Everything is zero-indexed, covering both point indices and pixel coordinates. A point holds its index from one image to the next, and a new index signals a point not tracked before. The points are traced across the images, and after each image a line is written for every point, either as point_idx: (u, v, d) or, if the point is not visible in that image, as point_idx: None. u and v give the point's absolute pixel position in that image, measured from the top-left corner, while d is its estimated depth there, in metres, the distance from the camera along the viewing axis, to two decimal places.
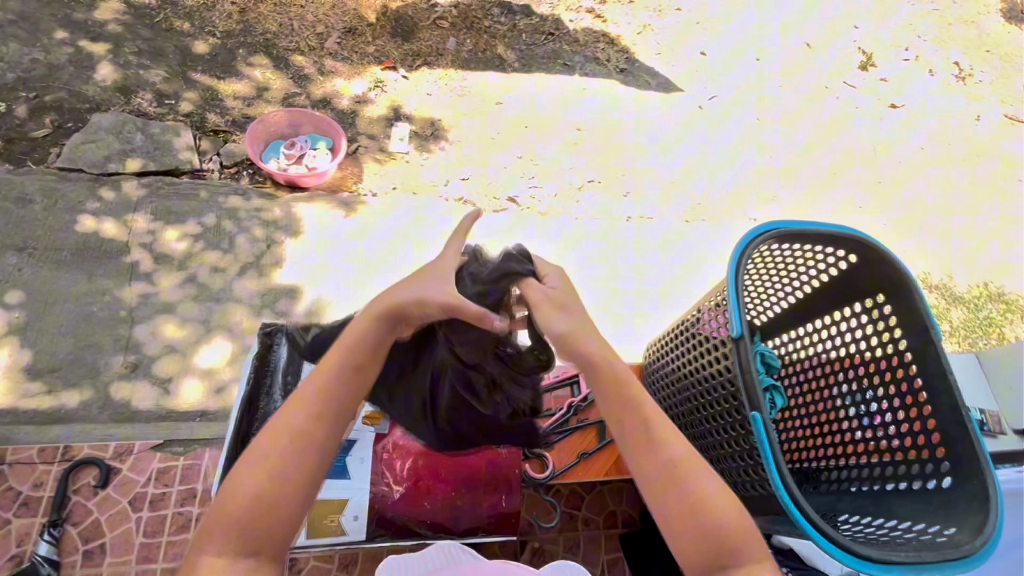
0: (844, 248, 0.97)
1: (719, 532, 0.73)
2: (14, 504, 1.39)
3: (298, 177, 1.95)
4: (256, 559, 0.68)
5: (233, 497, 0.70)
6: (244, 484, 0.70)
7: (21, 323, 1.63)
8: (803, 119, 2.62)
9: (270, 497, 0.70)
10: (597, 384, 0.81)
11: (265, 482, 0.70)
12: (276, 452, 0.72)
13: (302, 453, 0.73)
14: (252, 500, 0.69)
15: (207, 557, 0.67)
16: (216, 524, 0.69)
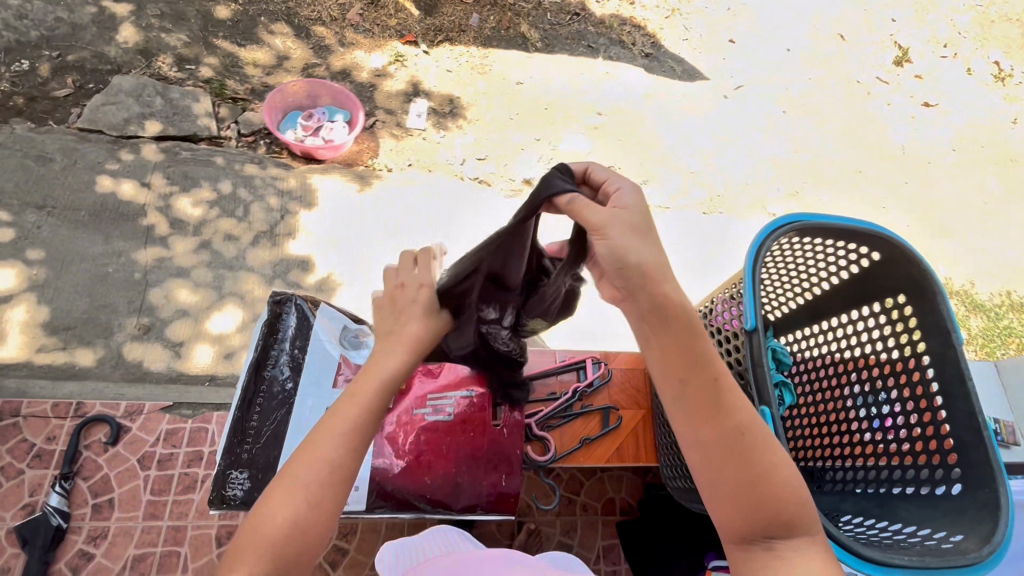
0: (866, 244, 0.95)
1: (779, 512, 0.70)
2: (28, 456, 1.42)
3: (314, 149, 1.94)
4: None
5: (264, 523, 0.68)
6: (282, 507, 0.69)
7: (39, 280, 1.65)
8: (831, 114, 2.55)
9: (308, 521, 0.70)
10: (671, 333, 0.71)
11: (306, 505, 0.70)
12: (309, 478, 0.70)
13: (339, 476, 0.72)
14: (290, 524, 0.68)
15: None
16: (246, 547, 0.68)
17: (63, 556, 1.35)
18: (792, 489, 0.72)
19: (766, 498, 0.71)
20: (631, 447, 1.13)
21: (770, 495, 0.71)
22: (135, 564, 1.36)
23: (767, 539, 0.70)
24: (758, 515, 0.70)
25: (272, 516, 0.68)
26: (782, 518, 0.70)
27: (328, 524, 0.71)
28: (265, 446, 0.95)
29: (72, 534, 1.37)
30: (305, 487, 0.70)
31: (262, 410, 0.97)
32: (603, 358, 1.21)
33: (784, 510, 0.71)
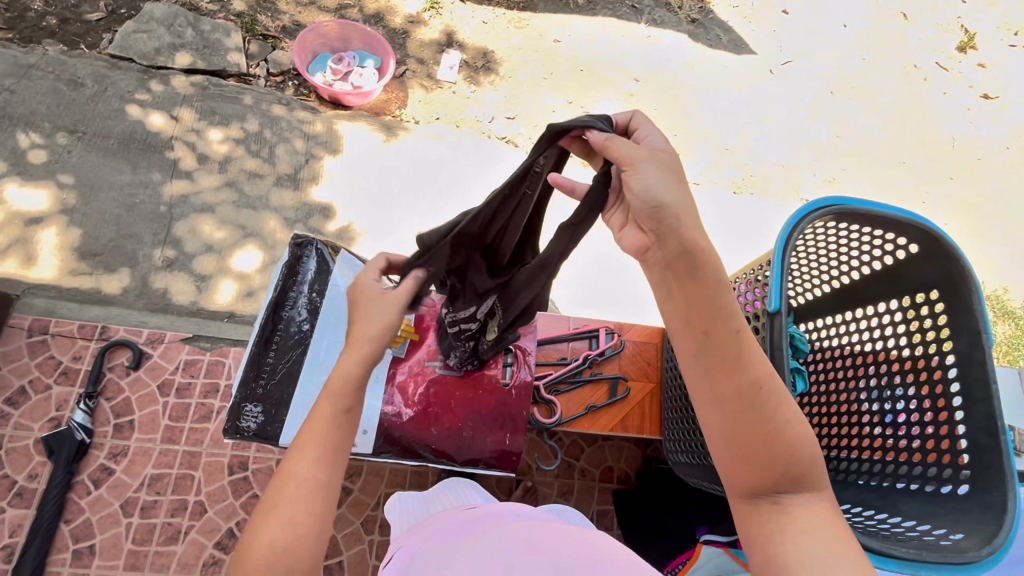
0: (903, 234, 0.92)
1: (788, 470, 0.69)
2: (55, 372, 1.49)
3: (343, 94, 1.90)
4: None
5: (245, 552, 0.65)
6: (261, 532, 0.66)
7: (68, 204, 1.68)
8: (881, 98, 2.42)
9: (289, 540, 0.66)
10: (697, 279, 0.73)
11: (284, 524, 0.66)
12: (283, 496, 0.68)
13: (316, 490, 0.70)
14: (271, 547, 0.65)
15: None
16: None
17: (85, 469, 1.42)
18: (803, 450, 0.71)
19: (774, 452, 0.70)
20: (636, 418, 1.14)
21: (778, 450, 0.70)
22: (152, 482, 1.44)
23: (768, 499, 0.69)
24: (764, 468, 0.70)
25: (251, 544, 0.65)
26: (788, 475, 0.69)
27: (313, 545, 0.67)
28: (280, 382, 0.98)
29: (94, 450, 1.44)
30: (281, 506, 0.68)
31: (278, 348, 1.00)
32: (618, 329, 1.20)
33: (792, 469, 0.69)
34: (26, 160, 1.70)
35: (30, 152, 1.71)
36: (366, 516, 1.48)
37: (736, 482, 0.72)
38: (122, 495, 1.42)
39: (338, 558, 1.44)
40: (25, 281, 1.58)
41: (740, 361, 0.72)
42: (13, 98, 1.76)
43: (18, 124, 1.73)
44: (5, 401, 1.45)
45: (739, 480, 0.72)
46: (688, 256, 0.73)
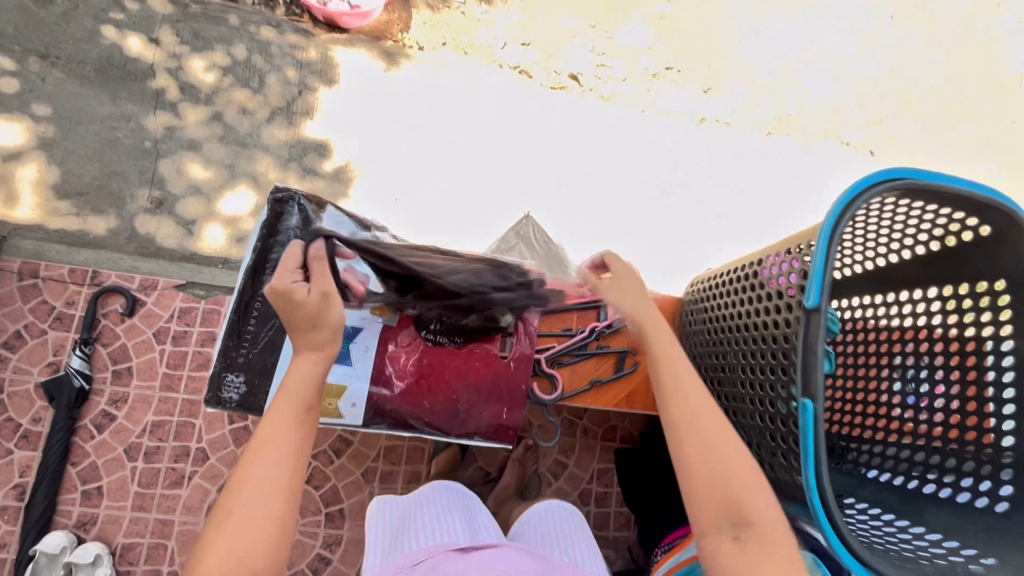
0: (976, 215, 0.78)
1: (734, 498, 0.74)
2: (49, 317, 1.46)
3: (338, 15, 1.70)
4: None
5: (211, 554, 0.66)
6: (222, 540, 0.67)
7: (48, 138, 1.58)
8: (950, 26, 2.11)
9: (244, 550, 0.67)
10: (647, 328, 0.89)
11: (250, 531, 0.68)
12: (247, 498, 0.69)
13: (273, 494, 0.70)
14: (225, 558, 0.66)
15: None
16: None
17: (88, 414, 1.43)
18: (753, 482, 0.75)
19: (727, 485, 0.75)
20: (643, 394, 1.07)
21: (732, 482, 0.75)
22: (154, 428, 1.44)
23: (731, 530, 0.73)
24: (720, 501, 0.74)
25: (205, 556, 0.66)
26: (744, 507, 0.73)
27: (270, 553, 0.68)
28: (262, 352, 0.92)
29: (95, 396, 1.44)
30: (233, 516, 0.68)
31: (259, 315, 0.92)
32: None
33: (745, 499, 0.74)
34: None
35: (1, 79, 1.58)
36: (366, 467, 1.49)
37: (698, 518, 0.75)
38: (125, 441, 1.43)
39: (339, 505, 1.46)
40: (11, 221, 1.52)
41: (681, 404, 0.81)
42: None
43: None
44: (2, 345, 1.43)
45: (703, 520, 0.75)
46: (637, 316, 0.92)
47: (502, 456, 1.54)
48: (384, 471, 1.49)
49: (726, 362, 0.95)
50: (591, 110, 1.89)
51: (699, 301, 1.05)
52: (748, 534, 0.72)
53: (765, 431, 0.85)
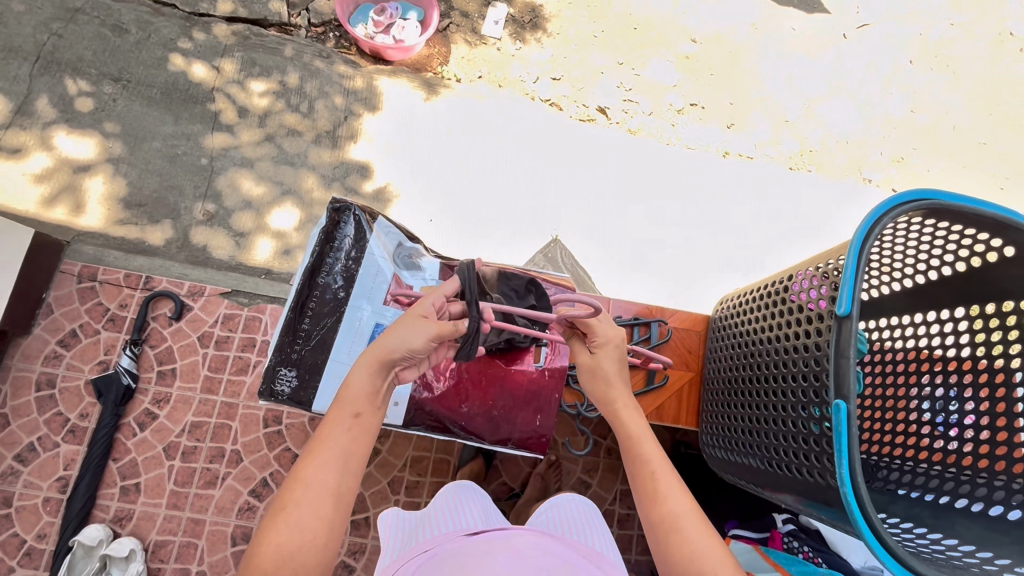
0: (993, 233, 0.80)
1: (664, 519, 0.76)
2: (103, 318, 1.54)
3: (384, 48, 1.82)
4: (315, 528, 0.74)
5: (303, 477, 0.76)
6: (314, 466, 0.77)
7: (115, 153, 1.70)
8: (968, 71, 2.19)
9: (297, 546, 0.72)
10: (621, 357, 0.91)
11: (334, 465, 0.78)
12: (332, 436, 0.80)
13: (325, 498, 0.75)
14: (279, 549, 0.71)
15: (286, 529, 0.72)
16: (292, 502, 0.74)
17: (132, 412, 1.49)
18: (688, 506, 0.76)
19: (649, 490, 0.79)
20: (671, 408, 1.16)
21: (665, 484, 0.79)
22: (193, 429, 1.50)
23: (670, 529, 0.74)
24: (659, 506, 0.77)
25: (261, 542, 0.72)
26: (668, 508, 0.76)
27: (320, 548, 0.73)
28: (314, 349, 1.03)
29: (139, 394, 1.50)
30: (290, 511, 0.74)
31: (313, 315, 1.04)
32: (659, 316, 1.20)
33: (669, 502, 0.77)
34: (74, 107, 1.71)
35: (77, 99, 1.72)
36: (393, 477, 1.47)
37: (650, 526, 0.77)
38: (164, 439, 1.49)
39: (365, 514, 1.45)
40: (75, 228, 1.62)
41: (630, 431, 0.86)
42: (60, 43, 1.75)
43: (65, 70, 1.73)
44: (58, 343, 1.52)
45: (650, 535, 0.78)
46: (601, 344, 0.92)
47: (526, 471, 1.51)
48: (410, 482, 1.48)
49: (753, 373, 0.96)
50: (620, 140, 1.98)
51: (729, 318, 1.09)
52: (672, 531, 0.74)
53: (780, 435, 0.85)
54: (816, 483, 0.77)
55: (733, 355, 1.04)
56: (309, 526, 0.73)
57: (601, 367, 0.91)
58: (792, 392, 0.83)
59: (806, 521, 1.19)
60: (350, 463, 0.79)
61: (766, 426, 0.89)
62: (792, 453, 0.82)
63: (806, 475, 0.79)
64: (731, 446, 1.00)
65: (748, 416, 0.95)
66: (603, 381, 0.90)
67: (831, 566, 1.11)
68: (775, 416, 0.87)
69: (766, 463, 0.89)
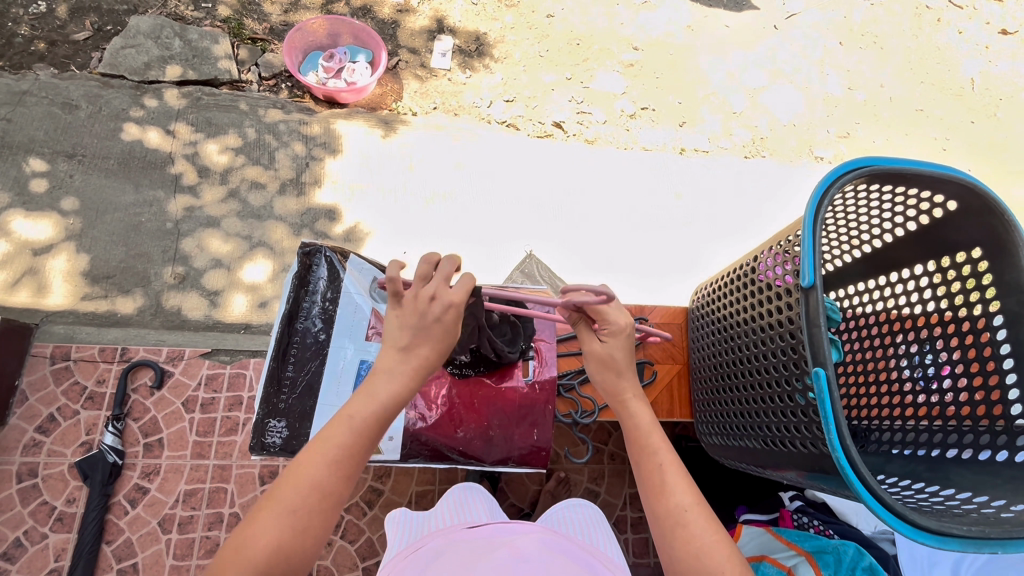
0: (935, 191, 0.83)
1: (671, 515, 0.75)
2: (81, 398, 1.50)
3: (337, 92, 1.86)
4: (308, 532, 0.70)
5: (301, 480, 0.70)
6: (313, 466, 0.71)
7: (77, 229, 1.67)
8: (894, 45, 2.32)
9: (291, 548, 0.68)
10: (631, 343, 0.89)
11: (334, 467, 0.71)
12: (335, 436, 0.72)
13: (324, 499, 0.71)
14: (274, 550, 0.67)
15: (278, 533, 0.68)
16: (287, 502, 0.69)
17: (121, 490, 1.44)
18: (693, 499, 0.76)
19: (657, 484, 0.78)
20: (665, 402, 1.17)
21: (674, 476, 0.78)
22: (187, 498, 1.45)
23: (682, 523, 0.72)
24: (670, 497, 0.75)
25: (253, 536, 0.68)
26: (675, 502, 0.76)
27: (315, 550, 0.70)
28: (301, 397, 1.03)
29: (127, 470, 1.46)
30: (291, 513, 0.69)
31: (296, 361, 1.04)
32: (640, 314, 1.23)
33: (676, 497, 0.76)
34: (29, 189, 1.69)
35: (33, 181, 1.70)
36: None
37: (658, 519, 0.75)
38: (158, 513, 1.44)
39: (375, 559, 1.41)
40: (42, 309, 1.59)
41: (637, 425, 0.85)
42: (9, 127, 1.74)
43: (17, 152, 1.72)
44: (36, 430, 1.47)
45: (657, 530, 0.76)
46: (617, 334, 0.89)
47: (533, 489, 1.49)
48: None
49: (735, 356, 0.98)
50: (579, 151, 2.02)
51: (705, 307, 1.12)
52: (682, 524, 0.74)
53: (770, 411, 0.87)
54: (810, 452, 0.79)
55: (714, 341, 1.06)
56: (301, 529, 0.69)
57: (614, 357, 0.88)
58: (775, 368, 0.85)
59: (813, 495, 1.20)
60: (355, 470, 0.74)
61: (756, 404, 0.91)
62: (783, 426, 0.84)
63: (800, 447, 0.81)
64: (726, 431, 1.01)
65: (738, 399, 0.97)
66: (615, 372, 0.88)
67: (842, 535, 1.11)
68: (762, 393, 0.88)
69: (761, 441, 0.90)
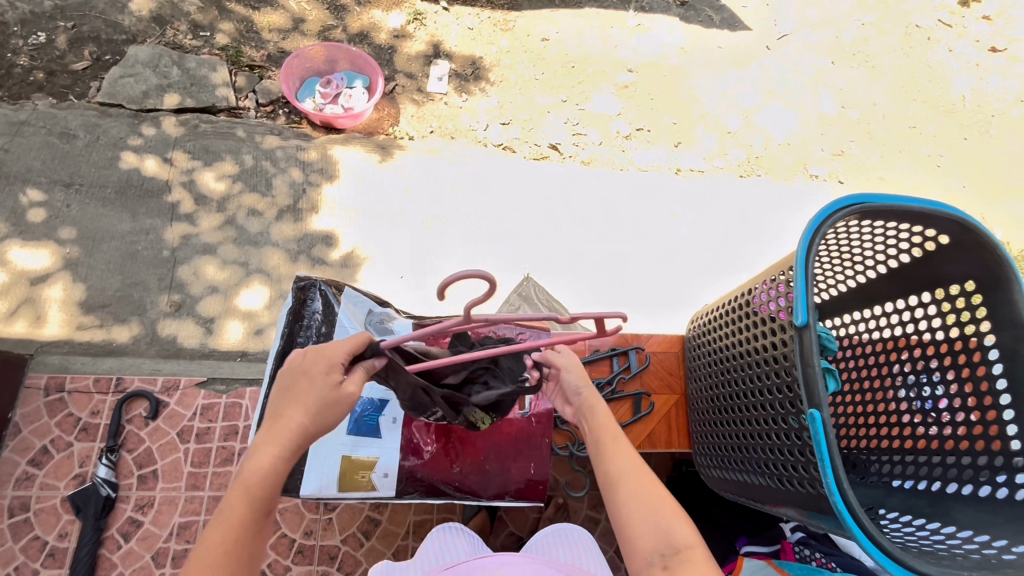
0: (928, 225, 0.83)
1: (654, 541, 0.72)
2: (75, 429, 1.49)
3: (334, 118, 1.87)
4: (254, 526, 0.70)
5: (250, 470, 0.71)
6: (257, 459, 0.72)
7: (74, 258, 1.67)
8: (884, 64, 2.35)
9: (237, 542, 0.68)
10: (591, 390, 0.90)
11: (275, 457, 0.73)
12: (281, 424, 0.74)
13: (267, 490, 0.72)
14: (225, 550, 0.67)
15: (223, 532, 0.68)
16: (237, 498, 0.70)
17: (114, 523, 1.42)
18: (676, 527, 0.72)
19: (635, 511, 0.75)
20: (663, 433, 1.17)
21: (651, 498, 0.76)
22: (181, 531, 1.43)
23: (660, 559, 0.70)
24: (653, 530, 0.73)
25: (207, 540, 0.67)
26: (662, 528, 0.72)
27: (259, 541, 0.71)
28: None
29: (121, 503, 1.44)
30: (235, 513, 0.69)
31: None
32: (636, 343, 1.23)
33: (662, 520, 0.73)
34: (26, 219, 1.69)
35: (30, 211, 1.70)
36: (397, 547, 1.42)
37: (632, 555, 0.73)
38: (152, 547, 1.41)
39: None
40: (37, 340, 1.58)
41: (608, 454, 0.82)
42: (7, 157, 1.75)
43: (15, 182, 1.72)
44: (29, 463, 1.45)
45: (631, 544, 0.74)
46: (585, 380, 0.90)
47: (532, 518, 1.47)
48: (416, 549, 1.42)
49: (732, 388, 0.97)
50: (575, 174, 2.03)
51: (701, 336, 1.11)
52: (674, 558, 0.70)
53: (767, 448, 0.86)
54: (808, 492, 0.78)
55: (711, 371, 1.06)
56: (252, 520, 0.70)
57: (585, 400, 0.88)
58: (771, 403, 0.85)
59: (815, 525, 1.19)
60: (269, 517, 0.73)
61: (753, 439, 0.90)
62: (781, 464, 0.83)
63: (797, 486, 0.80)
64: (725, 465, 1.00)
65: (735, 432, 0.96)
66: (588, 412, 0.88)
67: (845, 568, 1.10)
68: (759, 428, 0.88)
69: (759, 478, 0.89)
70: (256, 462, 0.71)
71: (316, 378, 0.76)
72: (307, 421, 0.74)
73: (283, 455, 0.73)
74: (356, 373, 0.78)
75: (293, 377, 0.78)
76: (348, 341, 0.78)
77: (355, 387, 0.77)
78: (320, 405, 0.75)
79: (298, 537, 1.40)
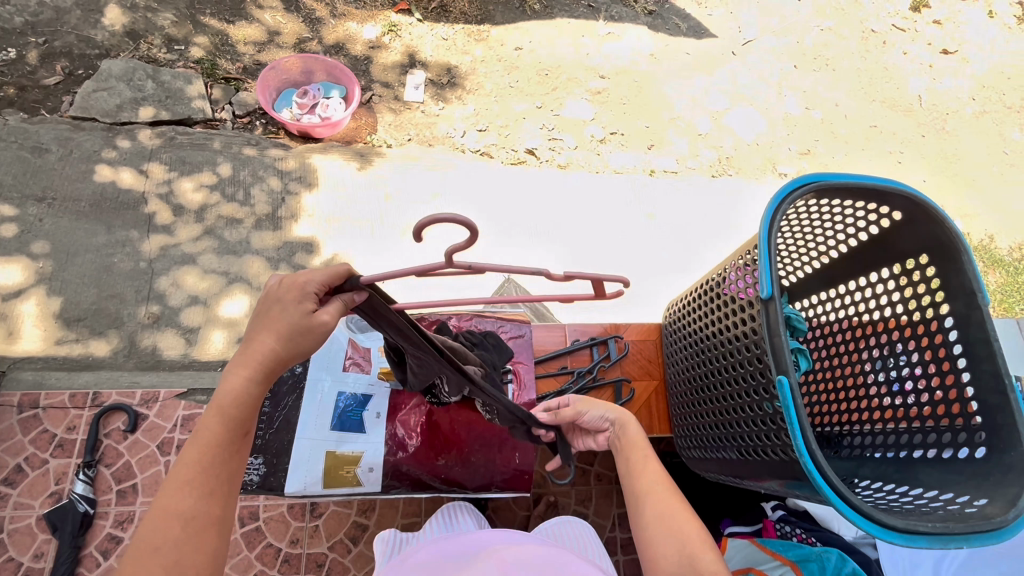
0: (883, 202, 0.88)
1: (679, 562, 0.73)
2: (50, 446, 1.45)
3: (311, 127, 1.89)
4: (230, 444, 0.69)
5: (224, 393, 0.70)
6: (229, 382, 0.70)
7: (48, 271, 1.65)
8: (843, 66, 2.45)
9: (211, 460, 0.67)
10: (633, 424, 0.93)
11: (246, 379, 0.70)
12: (253, 345, 0.71)
13: (241, 413, 0.70)
14: (200, 468, 0.66)
15: (197, 449, 0.67)
16: (210, 419, 0.69)
17: (92, 540, 1.38)
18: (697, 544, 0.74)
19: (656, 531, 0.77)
20: (644, 418, 1.19)
21: (675, 519, 0.77)
22: None
23: None
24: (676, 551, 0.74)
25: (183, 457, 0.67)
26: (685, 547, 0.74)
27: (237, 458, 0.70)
28: (278, 431, 1.04)
29: (99, 520, 1.40)
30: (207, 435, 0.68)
31: (272, 398, 1.06)
32: (615, 332, 1.26)
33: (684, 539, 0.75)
34: None
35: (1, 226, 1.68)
36: None
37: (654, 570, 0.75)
38: None
39: None
40: (11, 356, 1.55)
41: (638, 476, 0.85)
42: None
43: None
44: (2, 482, 1.41)
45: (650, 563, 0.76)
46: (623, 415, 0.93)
47: (521, 516, 1.47)
48: None
49: (707, 368, 1.00)
50: (553, 177, 2.07)
51: (677, 321, 1.15)
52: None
53: (742, 421, 0.89)
54: (781, 459, 0.80)
55: (688, 354, 1.09)
56: (229, 440, 0.69)
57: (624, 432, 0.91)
58: (744, 377, 0.88)
59: (794, 504, 1.21)
60: (245, 439, 0.72)
61: (729, 414, 0.93)
62: (756, 435, 0.85)
63: (771, 455, 0.82)
64: (704, 445, 1.03)
65: (713, 411, 0.99)
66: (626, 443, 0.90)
67: (825, 543, 1.13)
68: (734, 403, 0.91)
69: (737, 453, 0.91)
70: (227, 383, 0.69)
71: (288, 305, 0.72)
72: (279, 346, 0.71)
73: (255, 378, 0.71)
74: (332, 304, 0.72)
75: (267, 305, 0.73)
76: (322, 271, 0.71)
77: (328, 317, 0.72)
78: (292, 332, 0.71)
79: (284, 545, 1.39)
